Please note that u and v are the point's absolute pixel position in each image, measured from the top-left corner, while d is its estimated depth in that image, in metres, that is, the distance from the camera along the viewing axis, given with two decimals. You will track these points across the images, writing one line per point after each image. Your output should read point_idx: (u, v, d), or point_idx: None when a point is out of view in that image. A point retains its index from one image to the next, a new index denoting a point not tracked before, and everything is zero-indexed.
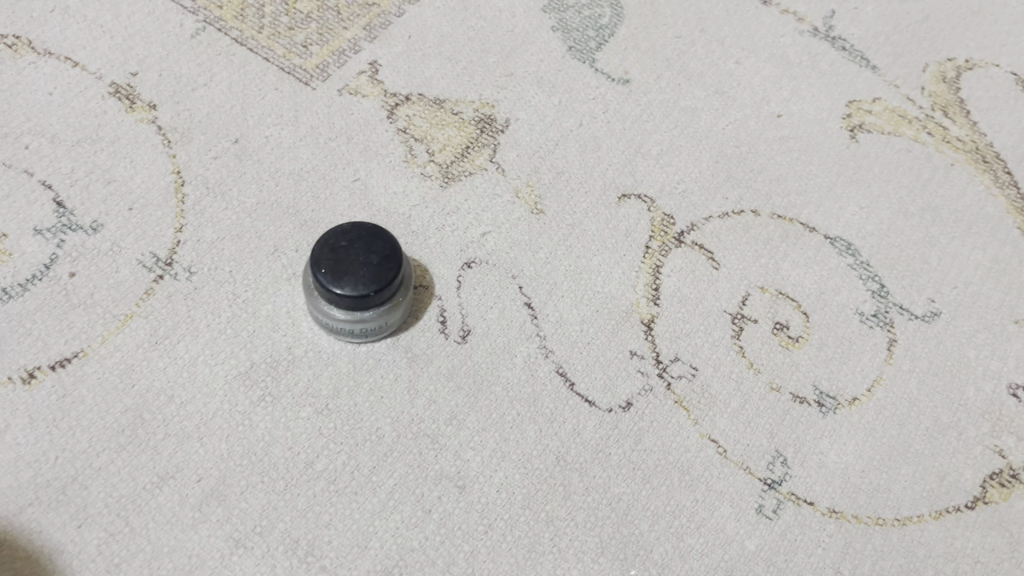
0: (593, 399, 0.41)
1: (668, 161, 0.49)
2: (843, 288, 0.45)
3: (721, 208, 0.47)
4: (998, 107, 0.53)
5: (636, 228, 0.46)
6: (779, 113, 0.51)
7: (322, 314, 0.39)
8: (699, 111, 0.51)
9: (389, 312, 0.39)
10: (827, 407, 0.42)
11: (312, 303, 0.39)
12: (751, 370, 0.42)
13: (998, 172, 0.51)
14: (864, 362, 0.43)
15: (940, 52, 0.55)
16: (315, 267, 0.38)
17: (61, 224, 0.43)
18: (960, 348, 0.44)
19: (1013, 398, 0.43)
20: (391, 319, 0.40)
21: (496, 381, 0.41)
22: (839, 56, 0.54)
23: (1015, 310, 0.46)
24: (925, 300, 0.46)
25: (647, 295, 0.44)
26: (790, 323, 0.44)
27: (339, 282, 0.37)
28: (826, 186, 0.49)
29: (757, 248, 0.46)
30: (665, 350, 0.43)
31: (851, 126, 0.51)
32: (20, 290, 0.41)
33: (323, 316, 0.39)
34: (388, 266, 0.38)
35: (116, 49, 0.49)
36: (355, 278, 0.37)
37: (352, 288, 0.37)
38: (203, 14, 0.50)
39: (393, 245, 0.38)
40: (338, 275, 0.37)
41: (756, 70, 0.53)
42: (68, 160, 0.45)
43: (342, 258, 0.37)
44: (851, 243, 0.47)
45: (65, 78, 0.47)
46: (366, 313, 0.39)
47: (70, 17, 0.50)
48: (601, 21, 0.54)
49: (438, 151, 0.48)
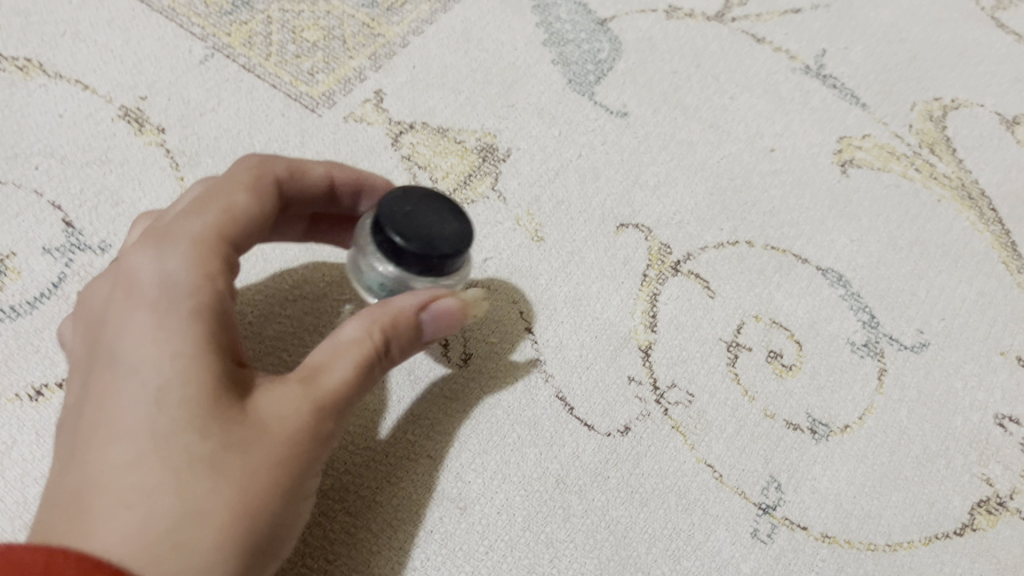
0: (591, 422, 0.42)
1: (665, 192, 0.50)
2: (835, 318, 0.47)
3: (716, 239, 0.49)
4: (983, 145, 0.55)
5: (634, 256, 0.48)
6: (773, 148, 0.53)
7: (394, 289, 0.36)
8: (695, 144, 0.52)
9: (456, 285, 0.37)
10: (820, 433, 0.43)
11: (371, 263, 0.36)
12: (746, 396, 0.43)
13: (983, 208, 0.52)
14: (856, 391, 0.44)
15: (927, 92, 0.57)
16: (397, 238, 0.34)
17: (69, 243, 0.44)
18: (948, 379, 0.45)
19: (999, 428, 0.44)
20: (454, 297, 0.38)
21: (497, 405, 0.42)
22: (830, 94, 0.56)
23: (1001, 342, 0.47)
24: (914, 332, 0.47)
25: (644, 322, 0.45)
26: (783, 352, 0.45)
27: (433, 246, 0.34)
28: (817, 220, 0.50)
29: (751, 278, 0.48)
30: (662, 377, 0.44)
31: (842, 161, 0.53)
32: (27, 307, 0.42)
33: (399, 290, 0.36)
34: (462, 222, 0.36)
35: (126, 73, 0.50)
36: (440, 237, 0.35)
37: (449, 249, 0.35)
38: (212, 41, 0.52)
39: (454, 204, 0.37)
40: (428, 239, 0.34)
41: (749, 106, 0.55)
42: (77, 182, 0.45)
43: (423, 223, 0.35)
44: (842, 274, 0.48)
45: (75, 101, 0.48)
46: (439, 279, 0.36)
47: (80, 41, 0.50)
48: (599, 56, 0.55)
49: (441, 178, 0.49)
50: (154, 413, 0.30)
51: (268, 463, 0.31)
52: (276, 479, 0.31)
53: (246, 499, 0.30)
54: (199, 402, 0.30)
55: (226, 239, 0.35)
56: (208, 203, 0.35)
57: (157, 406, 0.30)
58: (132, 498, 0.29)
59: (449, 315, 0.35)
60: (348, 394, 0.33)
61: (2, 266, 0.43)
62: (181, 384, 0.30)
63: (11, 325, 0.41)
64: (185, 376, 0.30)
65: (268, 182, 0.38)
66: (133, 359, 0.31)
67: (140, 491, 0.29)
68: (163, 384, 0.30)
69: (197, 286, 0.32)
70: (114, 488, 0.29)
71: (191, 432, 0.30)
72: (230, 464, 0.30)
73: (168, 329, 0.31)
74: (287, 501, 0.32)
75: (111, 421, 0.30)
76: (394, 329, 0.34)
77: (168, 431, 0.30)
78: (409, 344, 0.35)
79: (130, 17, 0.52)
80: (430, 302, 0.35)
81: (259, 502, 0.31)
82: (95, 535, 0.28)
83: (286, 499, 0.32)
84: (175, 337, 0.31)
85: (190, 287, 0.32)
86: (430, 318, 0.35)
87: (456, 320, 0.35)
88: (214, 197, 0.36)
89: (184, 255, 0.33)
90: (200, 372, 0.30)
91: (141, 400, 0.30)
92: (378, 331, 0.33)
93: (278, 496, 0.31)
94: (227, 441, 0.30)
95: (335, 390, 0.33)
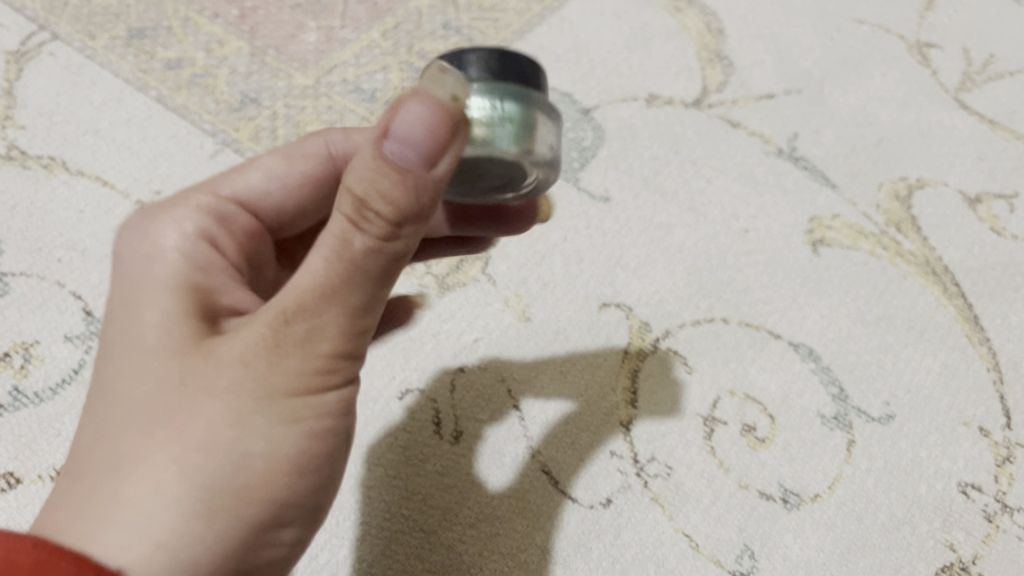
0: (576, 495, 0.45)
1: (645, 273, 0.53)
2: (806, 392, 0.50)
3: (693, 317, 0.52)
4: (947, 222, 0.58)
5: (615, 334, 0.51)
6: (747, 229, 0.56)
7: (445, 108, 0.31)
8: (673, 227, 0.56)
9: (514, 102, 0.31)
10: (792, 503, 0.46)
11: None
12: (721, 468, 0.46)
13: (947, 283, 0.55)
14: (826, 462, 0.47)
15: (893, 172, 0.61)
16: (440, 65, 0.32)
17: (88, 331, 0.47)
18: (914, 448, 0.48)
19: (962, 495, 0.47)
20: (530, 128, 0.31)
21: (487, 479, 0.45)
22: (801, 175, 0.60)
23: (964, 413, 0.50)
24: (881, 404, 0.50)
25: (625, 398, 0.48)
26: (757, 426, 0.48)
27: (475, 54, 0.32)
28: (789, 297, 0.53)
29: (727, 354, 0.51)
30: (642, 451, 0.47)
31: (813, 241, 0.56)
32: (50, 393, 0.45)
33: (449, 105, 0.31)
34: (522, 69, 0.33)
35: (143, 169, 0.54)
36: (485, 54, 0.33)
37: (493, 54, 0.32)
38: (222, 137, 0.56)
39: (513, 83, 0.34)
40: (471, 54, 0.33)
41: (725, 189, 0.58)
42: (96, 273, 0.49)
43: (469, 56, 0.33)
44: (813, 349, 0.51)
45: (95, 197, 0.52)
46: (478, 85, 0.31)
47: (100, 139, 0.55)
48: (584, 144, 0.59)
49: (435, 262, 0.52)
50: (119, 370, 0.32)
51: (217, 397, 0.30)
52: (229, 410, 0.30)
53: (191, 439, 0.30)
54: (153, 350, 0.32)
55: (230, 203, 0.39)
56: (225, 175, 0.40)
57: (122, 362, 0.32)
58: (90, 454, 0.31)
59: (411, 124, 0.28)
60: (326, 291, 0.30)
61: (27, 354, 0.46)
62: (139, 332, 0.32)
63: (34, 410, 0.44)
64: (144, 324, 0.32)
65: (309, 147, 0.41)
66: (113, 320, 0.34)
67: (100, 446, 0.31)
68: (128, 337, 0.32)
69: (169, 235, 0.35)
70: (83, 448, 0.31)
71: (143, 381, 0.31)
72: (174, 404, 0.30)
73: (136, 281, 0.34)
74: (255, 433, 0.30)
75: (94, 388, 0.33)
76: (361, 178, 0.29)
77: (127, 383, 0.31)
78: (393, 198, 0.29)
79: (147, 115, 0.56)
80: (387, 124, 0.29)
81: (208, 435, 0.30)
82: (64, 493, 0.30)
83: (251, 432, 0.30)
84: (140, 290, 0.34)
85: (158, 232, 0.35)
86: (395, 140, 0.29)
87: (417, 133, 0.28)
88: (236, 167, 0.41)
89: (156, 211, 0.36)
90: (158, 320, 0.32)
91: (112, 360, 0.32)
92: (347, 199, 0.30)
93: (235, 429, 0.30)
94: (172, 385, 0.31)
95: (302, 290, 0.30)
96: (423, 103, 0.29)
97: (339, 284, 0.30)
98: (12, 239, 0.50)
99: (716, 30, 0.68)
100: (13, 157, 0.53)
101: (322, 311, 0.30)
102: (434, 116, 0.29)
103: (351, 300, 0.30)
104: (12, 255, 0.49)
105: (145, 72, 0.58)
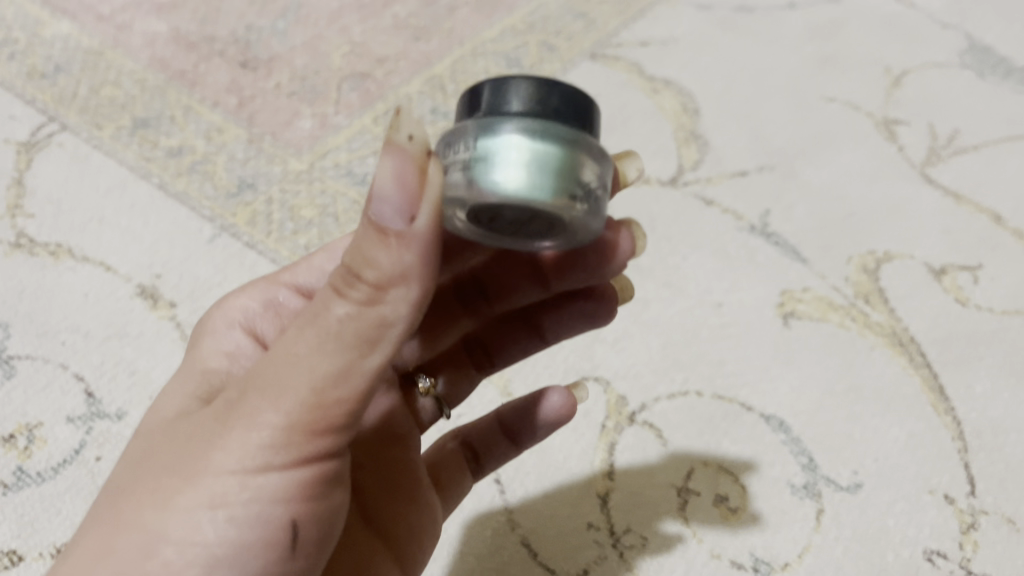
0: (554, 568, 0.47)
1: (623, 347, 0.56)
2: (777, 462, 0.52)
3: (668, 389, 0.54)
4: (913, 293, 0.60)
5: (594, 407, 0.53)
6: (720, 303, 0.59)
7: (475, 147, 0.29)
8: (649, 302, 0.58)
9: (547, 141, 0.29)
10: (762, 572, 0.48)
11: (446, 132, 0.31)
12: (694, 538, 0.48)
13: (913, 353, 0.57)
14: (795, 531, 0.49)
15: (862, 246, 0.63)
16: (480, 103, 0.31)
17: (90, 412, 0.50)
18: (881, 517, 0.50)
19: (928, 562, 0.49)
20: (567, 167, 0.29)
21: (469, 552, 0.48)
22: (773, 250, 0.62)
23: (930, 481, 0.52)
24: (850, 473, 0.52)
25: (602, 470, 0.51)
26: (729, 496, 0.50)
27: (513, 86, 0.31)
28: (761, 369, 0.56)
29: (700, 426, 0.53)
30: (618, 522, 0.49)
31: (784, 313, 0.59)
32: (52, 472, 0.47)
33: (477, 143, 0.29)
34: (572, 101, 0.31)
35: (144, 253, 0.57)
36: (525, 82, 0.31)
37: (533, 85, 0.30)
38: (219, 221, 0.59)
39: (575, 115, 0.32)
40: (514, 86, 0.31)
41: (700, 264, 0.61)
42: (97, 355, 0.52)
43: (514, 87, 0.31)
44: (784, 420, 0.54)
45: (98, 282, 0.55)
46: (512, 121, 0.29)
47: (105, 226, 0.58)
48: None
49: None
50: (141, 449, 0.36)
51: (180, 469, 0.31)
52: (184, 479, 0.31)
53: (143, 508, 0.31)
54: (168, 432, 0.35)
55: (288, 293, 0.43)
56: (288, 267, 0.44)
57: (146, 442, 0.36)
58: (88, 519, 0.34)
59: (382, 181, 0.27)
60: (286, 363, 0.29)
61: (31, 436, 0.48)
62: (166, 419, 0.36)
63: (37, 489, 0.47)
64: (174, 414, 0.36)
65: None
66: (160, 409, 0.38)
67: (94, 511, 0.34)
68: (159, 422, 0.37)
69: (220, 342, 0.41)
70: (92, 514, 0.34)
71: (148, 457, 0.34)
72: (150, 476, 0.32)
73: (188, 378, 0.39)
74: (195, 507, 0.30)
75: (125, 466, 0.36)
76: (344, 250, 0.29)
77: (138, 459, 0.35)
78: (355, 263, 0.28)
79: (149, 202, 0.59)
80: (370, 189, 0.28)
81: (157, 505, 0.31)
82: None
83: (192, 506, 0.30)
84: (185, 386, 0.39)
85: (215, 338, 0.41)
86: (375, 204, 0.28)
87: (388, 191, 0.27)
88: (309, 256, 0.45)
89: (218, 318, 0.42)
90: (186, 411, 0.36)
91: (140, 443, 0.36)
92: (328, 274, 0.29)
93: (181, 500, 0.31)
94: (159, 459, 0.33)
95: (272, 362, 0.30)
96: (397, 155, 0.27)
97: (297, 358, 0.29)
98: (20, 324, 0.53)
99: (692, 109, 0.72)
100: (21, 244, 0.56)
101: (280, 386, 0.29)
102: (404, 173, 0.27)
103: (313, 373, 0.29)
104: (19, 338, 0.52)
105: (148, 159, 0.62)
